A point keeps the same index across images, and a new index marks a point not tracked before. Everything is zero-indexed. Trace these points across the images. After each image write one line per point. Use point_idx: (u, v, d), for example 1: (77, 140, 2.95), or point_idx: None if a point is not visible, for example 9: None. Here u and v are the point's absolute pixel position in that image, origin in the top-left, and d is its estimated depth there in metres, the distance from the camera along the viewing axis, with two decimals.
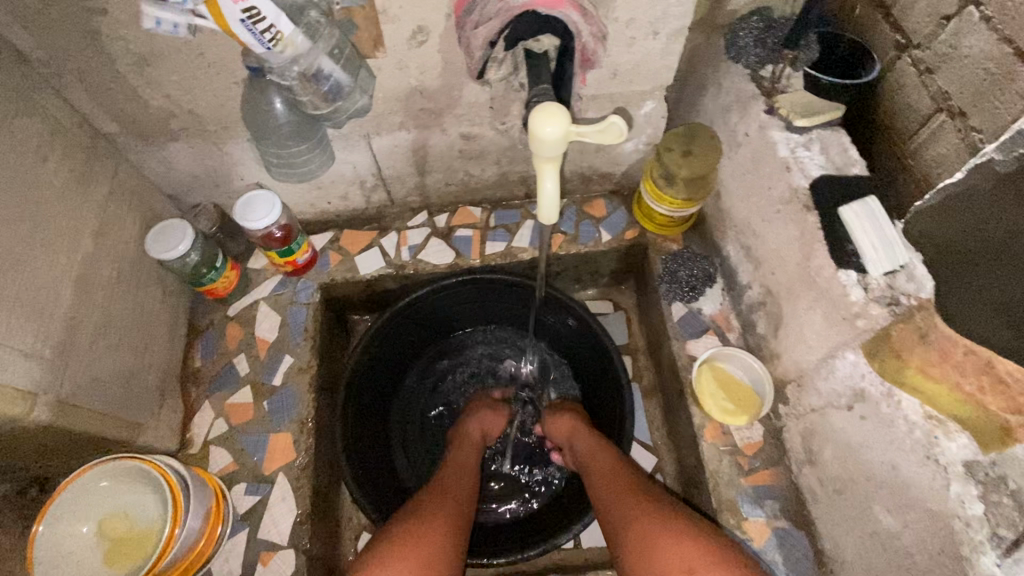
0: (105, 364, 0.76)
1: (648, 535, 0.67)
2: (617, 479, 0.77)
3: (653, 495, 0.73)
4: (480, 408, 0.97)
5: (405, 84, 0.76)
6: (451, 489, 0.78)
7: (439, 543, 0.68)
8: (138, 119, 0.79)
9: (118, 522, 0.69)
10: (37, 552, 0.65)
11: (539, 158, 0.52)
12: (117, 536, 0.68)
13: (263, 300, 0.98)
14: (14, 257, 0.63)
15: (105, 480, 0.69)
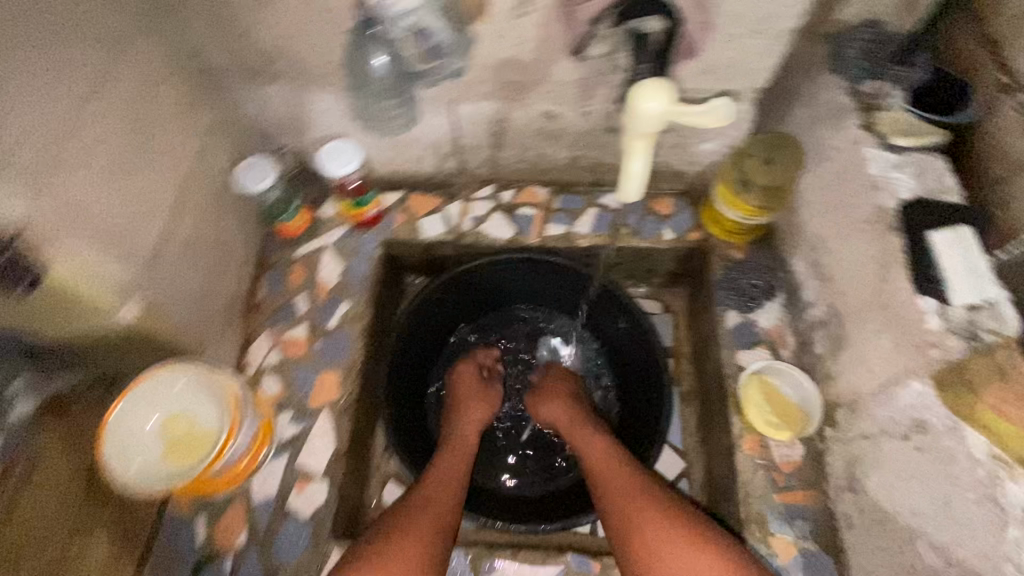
0: (186, 280, 0.81)
1: (654, 538, 0.68)
2: (614, 472, 0.76)
3: (655, 493, 0.72)
4: (471, 399, 0.95)
5: (501, 55, 0.78)
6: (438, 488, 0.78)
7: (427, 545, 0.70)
8: (245, 58, 0.83)
9: (182, 421, 0.75)
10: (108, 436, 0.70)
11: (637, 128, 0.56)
12: (178, 435, 0.75)
13: (329, 247, 1.02)
14: (127, 167, 0.68)
15: (179, 385, 0.75)
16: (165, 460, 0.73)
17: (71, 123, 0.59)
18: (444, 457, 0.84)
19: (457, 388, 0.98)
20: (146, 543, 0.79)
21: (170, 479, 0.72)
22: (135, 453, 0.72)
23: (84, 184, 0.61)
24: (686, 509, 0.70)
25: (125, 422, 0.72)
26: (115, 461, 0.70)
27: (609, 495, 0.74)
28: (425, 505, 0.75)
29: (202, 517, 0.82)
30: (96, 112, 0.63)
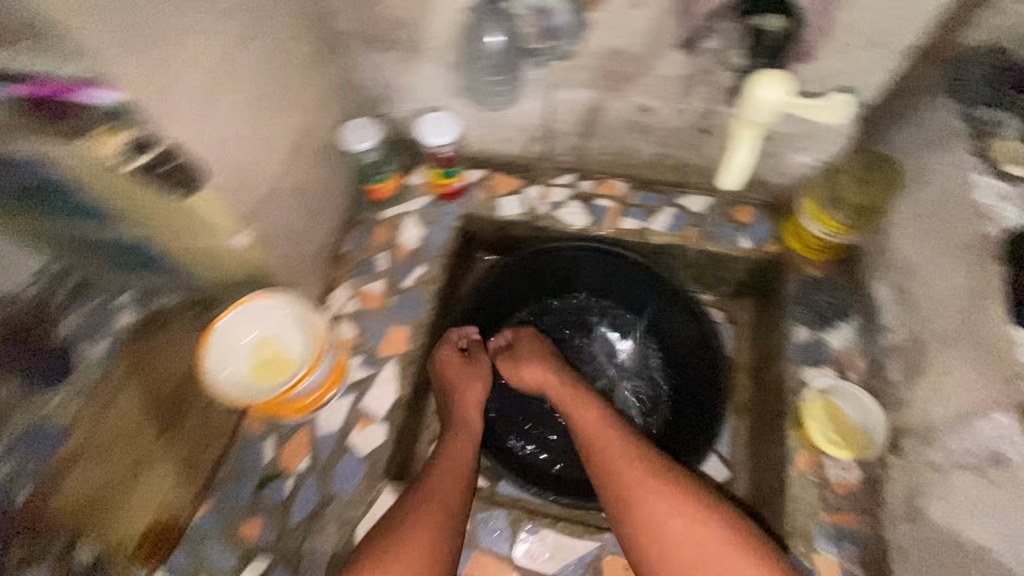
0: (290, 221, 0.88)
1: (660, 512, 0.69)
2: (616, 445, 0.76)
3: (661, 470, 0.73)
4: (461, 384, 0.91)
5: (610, 44, 0.81)
6: (441, 488, 0.77)
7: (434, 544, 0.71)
8: (367, 26, 0.89)
9: (273, 345, 0.83)
10: (215, 337, 0.80)
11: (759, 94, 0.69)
12: (267, 358, 0.83)
13: (412, 213, 1.08)
14: (262, 108, 0.76)
15: (281, 314, 0.83)
16: (252, 376, 0.82)
17: (220, 65, 0.66)
18: (448, 450, 0.83)
19: (443, 375, 0.92)
20: (220, 451, 0.88)
21: (250, 393, 0.81)
22: (230, 362, 0.82)
23: (222, 121, 0.68)
24: (692, 484, 0.72)
25: (228, 333, 0.81)
26: (213, 362, 0.81)
27: (609, 469, 0.74)
28: (430, 509, 0.75)
29: (270, 439, 0.89)
30: (242, 57, 0.70)
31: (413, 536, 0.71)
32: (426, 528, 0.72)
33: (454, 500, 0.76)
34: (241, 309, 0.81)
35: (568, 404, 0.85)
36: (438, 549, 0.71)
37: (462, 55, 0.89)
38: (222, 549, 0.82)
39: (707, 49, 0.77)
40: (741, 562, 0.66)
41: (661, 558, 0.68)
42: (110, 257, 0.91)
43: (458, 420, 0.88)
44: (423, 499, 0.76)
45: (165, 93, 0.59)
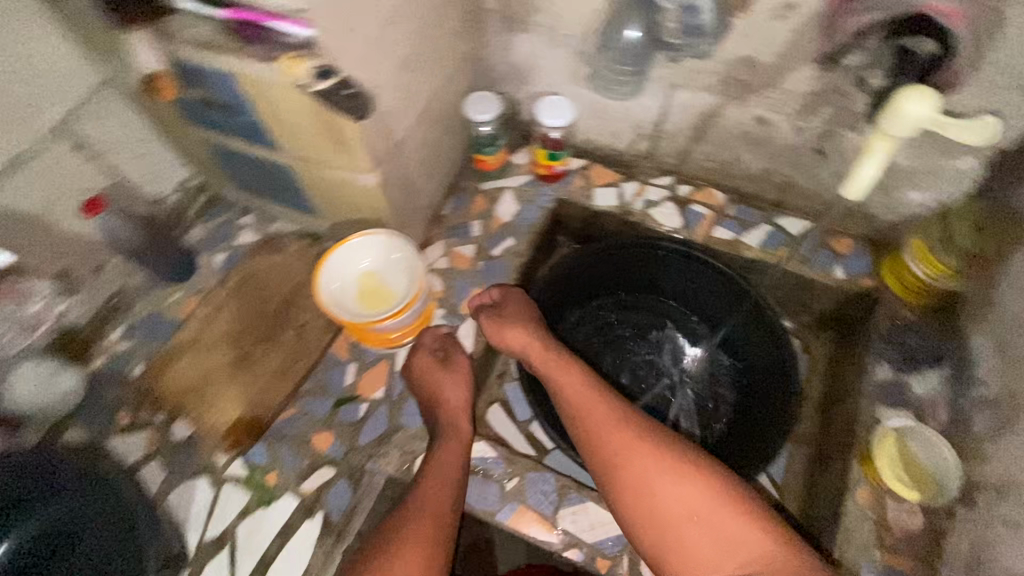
0: (410, 173, 0.96)
1: (649, 473, 0.72)
2: (600, 410, 0.78)
3: (644, 432, 0.75)
4: (438, 386, 0.90)
5: (743, 52, 0.83)
6: (432, 498, 0.78)
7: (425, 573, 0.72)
8: (512, 4, 0.95)
9: (379, 281, 0.92)
10: (342, 247, 0.90)
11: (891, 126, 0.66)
12: (369, 287, 0.92)
13: (511, 188, 1.13)
14: (414, 66, 0.83)
15: (395, 254, 0.92)
16: (351, 297, 0.91)
17: (390, 17, 0.73)
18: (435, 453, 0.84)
19: (420, 378, 0.91)
20: (305, 369, 0.96)
21: (346, 311, 0.89)
22: (339, 277, 0.90)
23: (381, 68, 0.75)
24: (678, 444, 0.74)
25: (349, 253, 0.90)
26: (327, 272, 0.89)
27: (595, 434, 0.77)
28: (422, 523, 0.76)
29: (353, 364, 0.96)
30: (407, 13, 0.77)
31: (409, 549, 0.74)
32: (418, 543, 0.74)
33: (444, 510, 0.78)
34: (372, 236, 0.90)
35: (549, 371, 0.86)
36: (432, 557, 0.74)
37: (595, 43, 0.93)
38: (297, 451, 0.91)
39: (843, 68, 0.77)
40: (731, 518, 0.69)
41: (652, 516, 0.72)
42: (246, 179, 1.02)
43: (445, 422, 0.87)
44: (415, 511, 0.77)
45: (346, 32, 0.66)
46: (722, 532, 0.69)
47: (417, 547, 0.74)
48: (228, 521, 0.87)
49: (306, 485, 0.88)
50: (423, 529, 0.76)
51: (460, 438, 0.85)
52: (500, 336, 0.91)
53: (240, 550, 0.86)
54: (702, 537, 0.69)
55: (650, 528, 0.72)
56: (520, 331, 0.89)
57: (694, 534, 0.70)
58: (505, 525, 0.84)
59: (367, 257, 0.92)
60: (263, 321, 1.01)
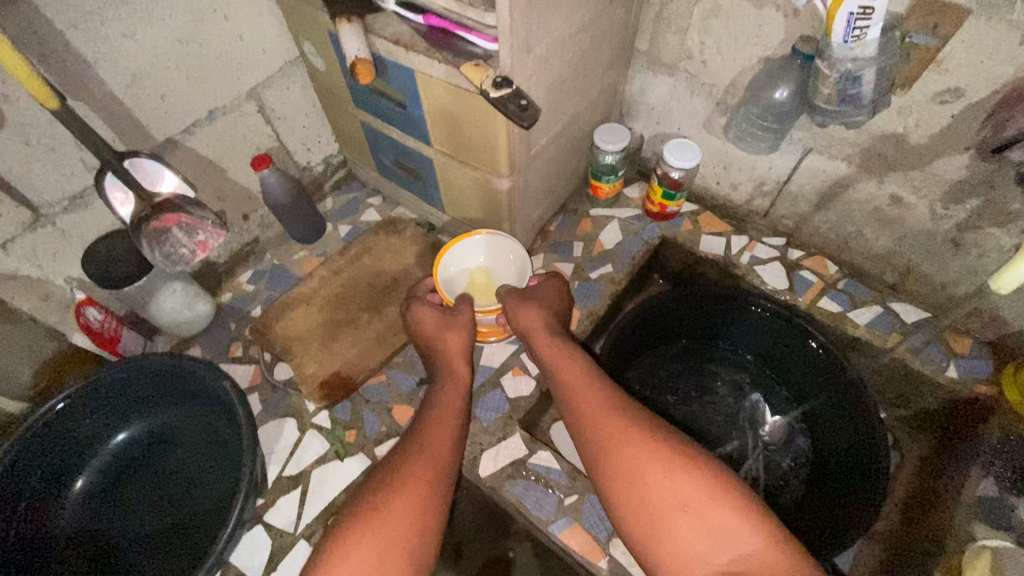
0: (533, 185, 1.02)
1: (642, 461, 0.68)
2: (598, 398, 0.77)
3: (636, 421, 0.73)
4: (440, 337, 0.92)
5: (893, 129, 0.83)
6: (432, 442, 0.77)
7: (415, 507, 0.69)
8: (664, 49, 1.00)
9: (492, 274, 1.03)
10: (471, 237, 1.01)
11: None
12: (481, 280, 1.03)
13: (618, 219, 1.17)
14: (565, 90, 0.90)
15: (509, 256, 1.02)
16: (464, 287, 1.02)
17: (561, 43, 0.80)
18: (435, 401, 0.84)
19: (417, 331, 0.95)
20: (400, 344, 1.03)
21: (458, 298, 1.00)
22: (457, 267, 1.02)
23: (540, 87, 0.81)
24: (674, 439, 0.70)
25: (469, 248, 1.02)
26: (448, 261, 1.01)
27: (590, 418, 0.75)
28: (420, 462, 0.74)
29: None
30: (574, 43, 0.83)
31: (406, 486, 0.71)
32: (415, 481, 0.71)
33: (444, 455, 0.76)
34: (496, 235, 1.01)
35: (552, 355, 0.86)
36: (429, 498, 0.71)
37: (738, 97, 0.96)
38: (377, 416, 0.97)
39: (1004, 161, 0.75)
40: (727, 516, 0.63)
41: (640, 503, 0.67)
42: (384, 165, 1.13)
43: (444, 368, 0.88)
44: (412, 451, 0.75)
45: (525, 50, 0.73)
46: (714, 526, 0.63)
47: (412, 484, 0.71)
48: (303, 466, 0.94)
49: (379, 450, 0.94)
50: (421, 469, 0.73)
51: (458, 390, 0.86)
52: (513, 317, 0.91)
53: (309, 493, 0.92)
54: (693, 533, 0.63)
55: (639, 518, 0.66)
56: (531, 312, 0.90)
57: (685, 528, 0.64)
58: (555, 537, 0.85)
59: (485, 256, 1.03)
60: (373, 294, 1.09)
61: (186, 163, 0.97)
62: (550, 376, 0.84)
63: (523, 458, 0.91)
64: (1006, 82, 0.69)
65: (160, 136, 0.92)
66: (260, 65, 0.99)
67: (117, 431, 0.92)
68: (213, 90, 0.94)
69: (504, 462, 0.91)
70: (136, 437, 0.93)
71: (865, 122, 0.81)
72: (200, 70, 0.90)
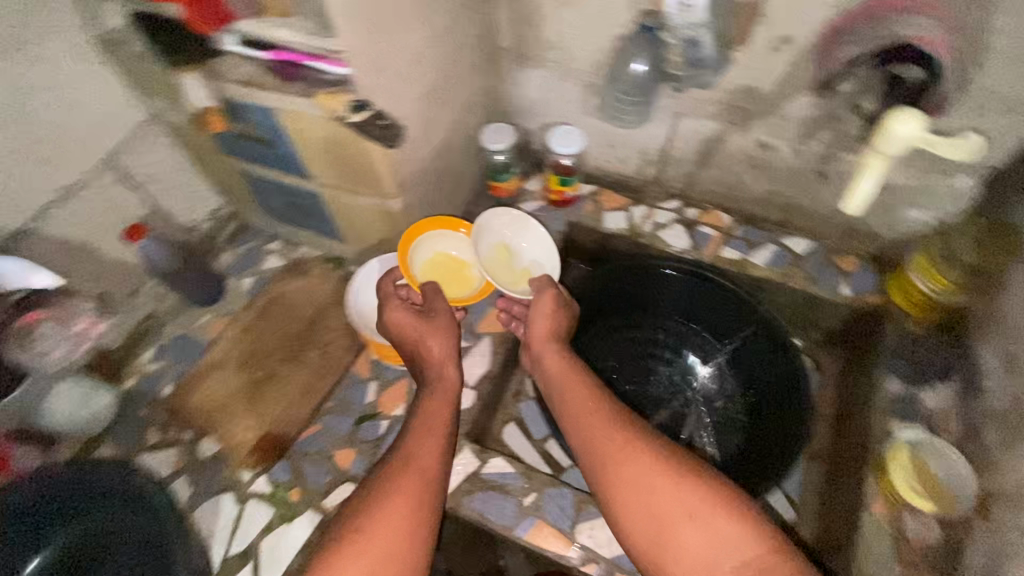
0: (428, 198, 1.00)
1: (644, 473, 0.68)
2: (600, 410, 0.76)
3: (640, 433, 0.72)
4: (421, 339, 0.86)
5: (743, 82, 0.88)
6: (417, 456, 0.72)
7: (402, 528, 0.66)
8: (525, 42, 1.02)
9: (505, 268, 0.97)
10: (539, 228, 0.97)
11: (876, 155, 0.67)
12: (502, 259, 0.97)
13: (524, 213, 1.18)
14: (436, 98, 0.89)
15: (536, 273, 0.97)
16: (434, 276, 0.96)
17: (417, 56, 0.80)
18: (427, 408, 0.79)
19: (400, 329, 0.87)
20: (330, 386, 0.99)
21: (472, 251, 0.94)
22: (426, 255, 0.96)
23: (407, 102, 0.81)
24: (678, 453, 0.70)
25: (532, 230, 0.98)
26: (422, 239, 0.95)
27: (592, 429, 0.74)
28: (406, 479, 0.70)
29: (374, 383, 0.99)
30: (432, 54, 0.83)
31: (392, 507, 0.67)
32: (403, 500, 0.67)
33: (434, 471, 0.72)
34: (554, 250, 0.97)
35: (552, 370, 0.85)
36: (418, 512, 0.67)
37: (603, 76, 0.99)
38: (320, 468, 0.93)
39: (837, 94, 0.83)
40: (731, 524, 0.63)
41: (646, 511, 0.66)
42: (275, 207, 1.08)
43: (432, 372, 0.84)
44: (398, 468, 0.70)
45: (378, 69, 0.72)
46: (720, 535, 0.63)
47: (400, 501, 0.67)
48: (251, 538, 0.88)
49: (326, 501, 0.90)
50: (406, 487, 0.69)
51: (447, 397, 0.81)
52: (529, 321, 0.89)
53: (264, 566, 0.86)
54: (700, 543, 0.63)
55: (646, 527, 0.66)
56: (546, 322, 0.88)
57: (691, 535, 0.64)
58: (523, 540, 0.84)
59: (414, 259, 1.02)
60: (289, 342, 1.05)
61: (44, 251, 0.89)
62: (552, 392, 0.84)
63: (477, 471, 0.90)
64: (822, 24, 0.76)
65: (5, 229, 0.83)
66: (108, 130, 0.92)
67: (26, 561, 0.82)
68: (59, 168, 0.87)
69: (459, 480, 0.89)
70: (51, 562, 0.83)
71: (713, 79, 0.88)
72: (36, 150, 0.83)
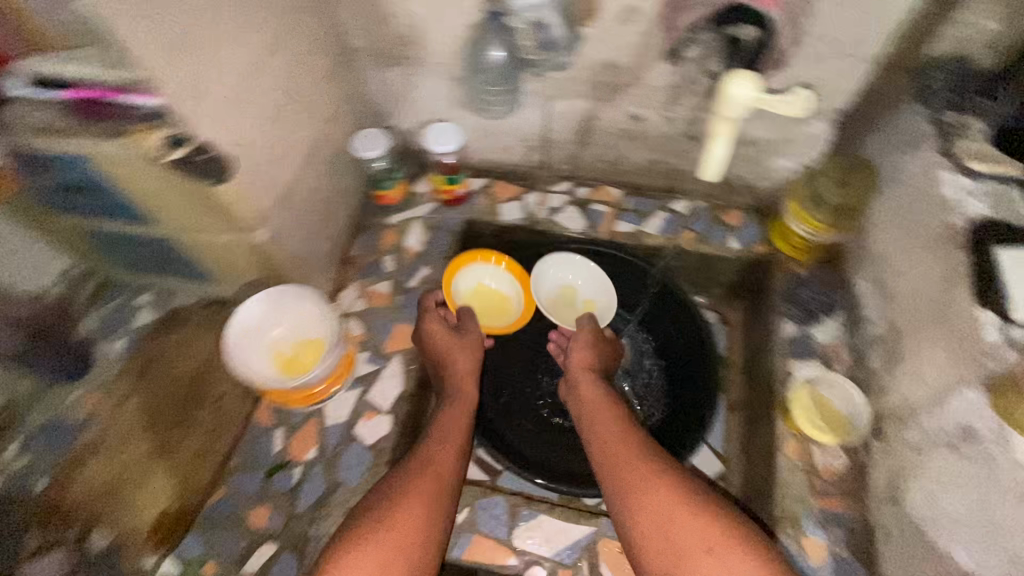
0: (302, 221, 0.92)
1: (665, 502, 0.69)
2: (633, 434, 0.79)
3: (667, 465, 0.74)
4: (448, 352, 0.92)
5: (601, 57, 0.88)
6: (435, 460, 0.79)
7: (420, 520, 0.72)
8: (378, 41, 0.96)
9: (556, 301, 1.07)
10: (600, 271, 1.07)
11: (721, 118, 0.65)
12: (562, 296, 1.08)
13: (418, 218, 1.12)
14: (283, 115, 0.81)
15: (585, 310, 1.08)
16: (476, 305, 1.04)
17: (246, 71, 0.72)
18: (445, 419, 0.86)
19: (428, 342, 0.92)
20: (229, 445, 0.91)
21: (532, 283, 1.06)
22: (478, 281, 1.05)
23: (245, 124, 0.73)
24: (703, 488, 0.71)
25: (592, 273, 1.07)
26: (477, 268, 1.05)
27: (620, 451, 0.76)
28: (423, 480, 0.76)
29: (280, 429, 0.92)
30: (266, 66, 0.75)
31: (411, 499, 0.74)
32: (421, 491, 0.75)
33: (449, 475, 0.78)
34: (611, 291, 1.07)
35: (583, 392, 0.88)
36: (432, 513, 0.74)
37: (464, 68, 0.95)
38: (233, 535, 0.85)
39: (689, 59, 0.83)
40: (746, 560, 0.63)
41: (662, 534, 0.67)
42: (132, 257, 0.96)
43: (453, 387, 0.90)
44: (417, 469, 0.77)
45: (197, 95, 0.64)
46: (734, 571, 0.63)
47: (417, 496, 0.74)
48: None
49: (245, 569, 0.82)
50: (423, 485, 0.75)
51: (459, 415, 0.87)
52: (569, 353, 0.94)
53: None
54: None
55: (660, 555, 0.67)
56: (582, 354, 0.93)
57: (707, 568, 0.64)
58: (461, 561, 0.81)
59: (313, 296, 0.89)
60: (174, 405, 0.94)
61: None
62: (581, 416, 0.86)
63: None
64: None
65: None
66: None
67: None
68: None
69: None
70: None
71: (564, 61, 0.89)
72: None
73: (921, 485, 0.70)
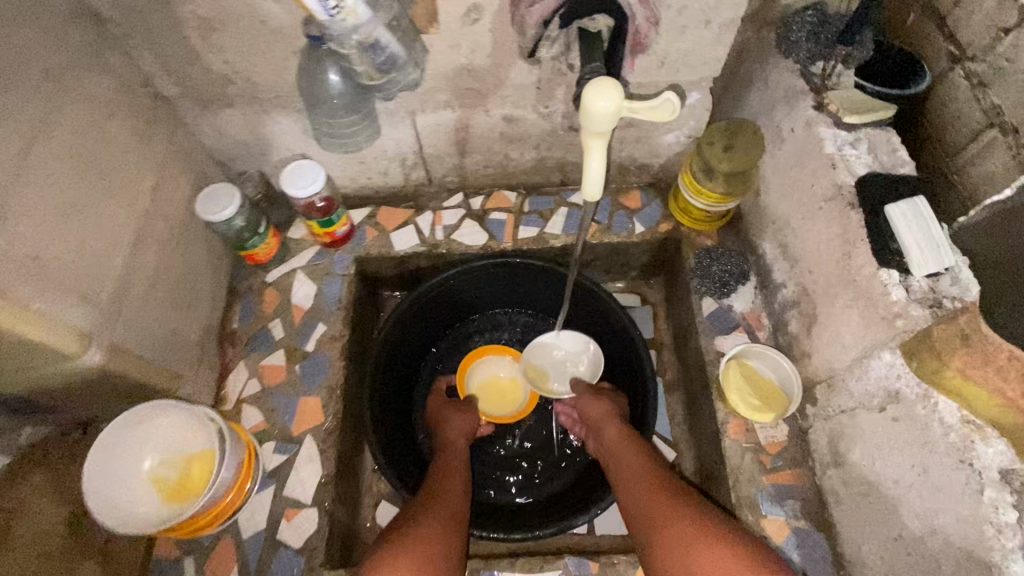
0: (153, 316, 0.78)
1: (684, 534, 0.64)
2: (656, 468, 0.74)
3: (687, 501, 0.68)
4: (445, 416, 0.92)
5: (455, 62, 0.79)
6: (444, 492, 0.73)
7: (435, 541, 0.64)
8: (197, 84, 0.81)
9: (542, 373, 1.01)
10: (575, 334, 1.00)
11: (589, 132, 0.57)
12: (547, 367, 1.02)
13: (300, 270, 0.99)
14: (88, 206, 0.66)
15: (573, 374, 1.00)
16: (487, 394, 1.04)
17: (13, 169, 0.57)
18: (438, 469, 0.80)
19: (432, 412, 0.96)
20: None
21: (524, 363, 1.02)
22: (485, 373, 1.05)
23: (34, 234, 0.59)
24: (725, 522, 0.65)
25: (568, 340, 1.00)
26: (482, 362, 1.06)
27: (643, 487, 0.72)
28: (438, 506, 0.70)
29: (191, 557, 0.79)
30: (42, 153, 0.60)
31: (428, 519, 0.67)
32: (434, 513, 0.68)
33: (458, 506, 0.72)
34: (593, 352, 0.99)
35: (605, 433, 0.85)
36: (449, 538, 0.66)
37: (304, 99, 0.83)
38: None
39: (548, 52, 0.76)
40: None
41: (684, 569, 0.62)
42: None
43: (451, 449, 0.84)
44: (427, 498, 0.72)
45: None
46: None
47: (435, 516, 0.68)
48: None
49: None
50: (437, 508, 0.70)
51: (454, 469, 0.79)
52: (581, 404, 0.91)
53: None
54: None
55: None
56: (600, 399, 0.89)
57: None
58: None
59: (200, 408, 0.76)
60: None
61: None
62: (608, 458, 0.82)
63: None
64: None
65: None
66: None
67: None
68: None
69: None
70: None
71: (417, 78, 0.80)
72: None
73: (860, 448, 0.70)
